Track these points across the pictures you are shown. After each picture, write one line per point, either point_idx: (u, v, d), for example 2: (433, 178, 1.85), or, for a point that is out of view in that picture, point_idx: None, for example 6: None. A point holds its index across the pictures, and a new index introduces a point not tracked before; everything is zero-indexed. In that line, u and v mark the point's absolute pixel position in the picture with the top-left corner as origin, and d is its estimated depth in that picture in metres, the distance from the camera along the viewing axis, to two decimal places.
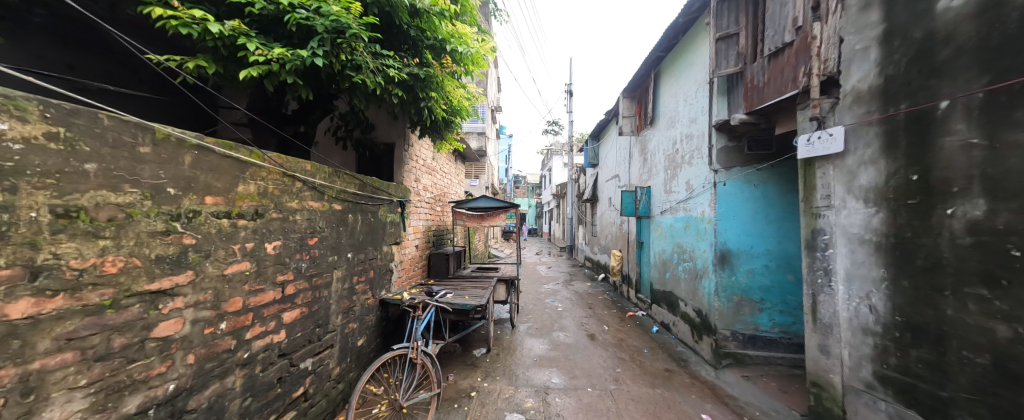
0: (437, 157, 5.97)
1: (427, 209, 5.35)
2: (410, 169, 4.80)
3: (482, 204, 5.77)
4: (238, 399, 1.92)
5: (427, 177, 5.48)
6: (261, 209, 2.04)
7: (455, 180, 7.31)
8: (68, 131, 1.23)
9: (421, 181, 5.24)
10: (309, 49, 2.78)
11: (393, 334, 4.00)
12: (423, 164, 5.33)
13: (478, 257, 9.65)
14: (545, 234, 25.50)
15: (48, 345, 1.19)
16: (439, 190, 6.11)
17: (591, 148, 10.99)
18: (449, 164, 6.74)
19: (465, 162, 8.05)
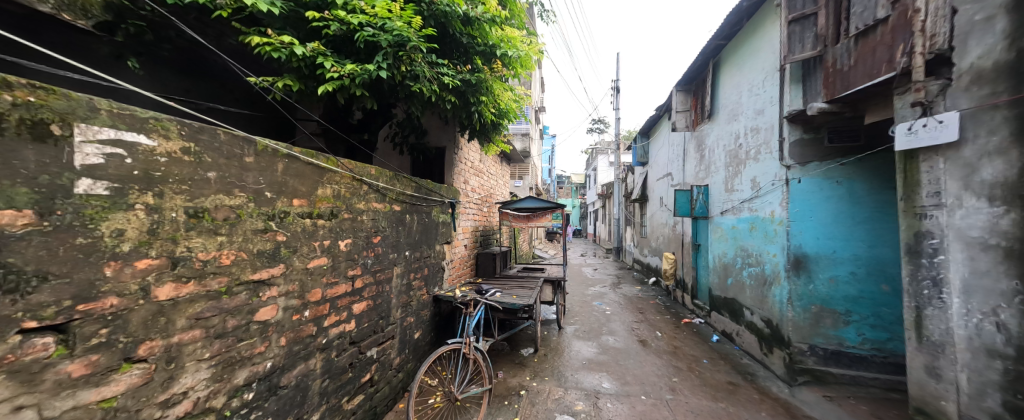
0: (484, 159, 6.13)
1: (475, 209, 5.51)
2: (459, 171, 4.98)
3: (529, 205, 5.80)
4: (318, 380, 2.16)
5: (475, 178, 5.65)
6: (335, 210, 2.27)
7: (501, 182, 7.44)
8: (195, 146, 1.41)
9: (470, 183, 5.41)
10: (375, 63, 3.01)
11: (445, 329, 4.18)
12: (472, 165, 5.50)
13: (522, 258, 9.73)
14: (590, 235, 24.93)
15: (183, 323, 1.39)
16: (487, 191, 6.27)
17: (640, 146, 10.53)
18: (495, 166, 6.88)
19: (509, 164, 8.15)
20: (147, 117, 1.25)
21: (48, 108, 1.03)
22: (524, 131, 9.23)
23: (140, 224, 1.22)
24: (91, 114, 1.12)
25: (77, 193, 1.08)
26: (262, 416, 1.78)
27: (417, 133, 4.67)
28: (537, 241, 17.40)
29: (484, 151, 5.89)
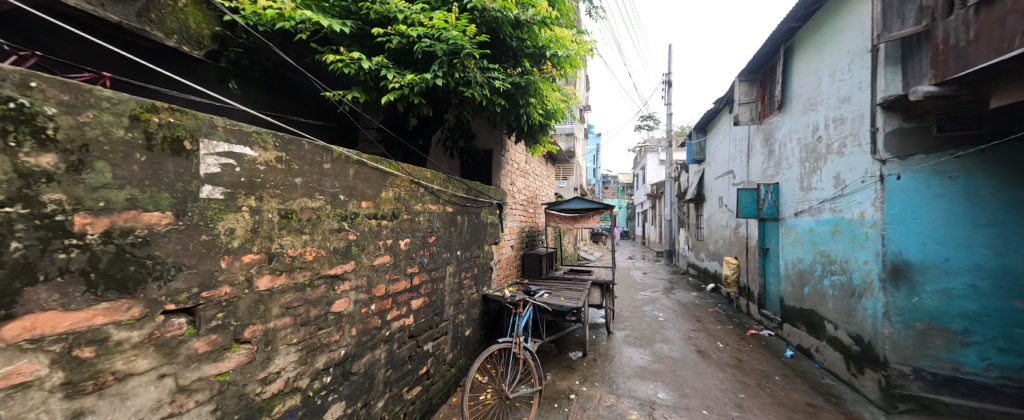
0: (529, 160, 6.15)
1: (521, 210, 5.56)
2: (507, 172, 5.04)
3: (575, 206, 5.70)
4: (382, 369, 2.32)
5: (521, 180, 5.68)
6: (396, 211, 2.43)
7: (546, 182, 7.41)
8: (286, 155, 1.60)
9: (517, 184, 5.46)
10: (431, 72, 3.17)
11: (493, 328, 4.26)
12: (518, 167, 5.55)
13: (567, 260, 9.61)
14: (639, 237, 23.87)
15: (277, 311, 1.58)
16: (532, 192, 6.29)
17: (696, 142, 9.88)
18: (541, 167, 6.88)
19: (554, 164, 8.10)
20: (251, 131, 1.43)
21: (183, 126, 1.20)
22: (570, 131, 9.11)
23: (245, 223, 1.41)
24: (211, 129, 1.29)
25: (201, 198, 1.25)
26: (337, 399, 1.95)
27: (466, 137, 4.82)
28: (582, 243, 17.05)
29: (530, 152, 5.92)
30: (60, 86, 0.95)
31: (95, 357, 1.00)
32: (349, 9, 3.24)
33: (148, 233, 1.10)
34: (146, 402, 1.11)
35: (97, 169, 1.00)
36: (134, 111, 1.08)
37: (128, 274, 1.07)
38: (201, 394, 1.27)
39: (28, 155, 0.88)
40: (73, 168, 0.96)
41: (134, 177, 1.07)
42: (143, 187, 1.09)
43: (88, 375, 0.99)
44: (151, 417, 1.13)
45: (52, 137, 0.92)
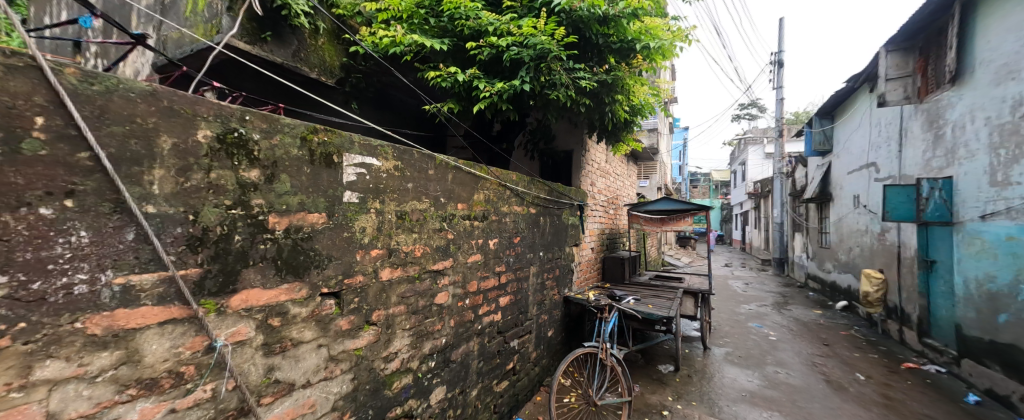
0: (611, 159, 5.88)
1: (603, 212, 5.35)
2: (589, 173, 4.87)
3: (662, 207, 5.15)
4: (475, 360, 2.48)
5: (602, 180, 5.45)
6: (486, 213, 2.57)
7: (628, 182, 7.02)
8: (401, 164, 1.83)
9: (599, 185, 5.26)
10: (520, 78, 3.28)
11: (575, 331, 4.19)
12: (600, 167, 5.34)
13: (652, 265, 8.97)
14: (737, 242, 21.11)
15: (396, 299, 1.81)
16: (614, 192, 6.00)
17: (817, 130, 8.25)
18: (622, 166, 6.55)
19: (637, 163, 7.64)
20: (377, 144, 1.67)
21: (332, 143, 1.46)
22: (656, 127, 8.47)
23: (373, 223, 1.66)
24: (350, 144, 1.54)
25: (344, 202, 1.51)
26: (440, 383, 2.15)
27: (547, 138, 4.80)
28: (669, 247, 15.70)
29: (613, 151, 5.67)
30: (263, 118, 1.23)
31: (281, 326, 1.28)
32: (446, 28, 3.50)
33: (311, 230, 1.37)
34: (310, 366, 1.38)
35: (282, 180, 1.27)
36: (303, 133, 1.35)
37: (299, 262, 1.34)
38: (345, 364, 1.54)
39: (242, 170, 1.16)
40: (268, 179, 1.23)
41: (302, 186, 1.34)
42: (308, 193, 1.37)
43: (277, 339, 1.27)
44: (314, 378, 1.40)
45: (257, 156, 1.20)
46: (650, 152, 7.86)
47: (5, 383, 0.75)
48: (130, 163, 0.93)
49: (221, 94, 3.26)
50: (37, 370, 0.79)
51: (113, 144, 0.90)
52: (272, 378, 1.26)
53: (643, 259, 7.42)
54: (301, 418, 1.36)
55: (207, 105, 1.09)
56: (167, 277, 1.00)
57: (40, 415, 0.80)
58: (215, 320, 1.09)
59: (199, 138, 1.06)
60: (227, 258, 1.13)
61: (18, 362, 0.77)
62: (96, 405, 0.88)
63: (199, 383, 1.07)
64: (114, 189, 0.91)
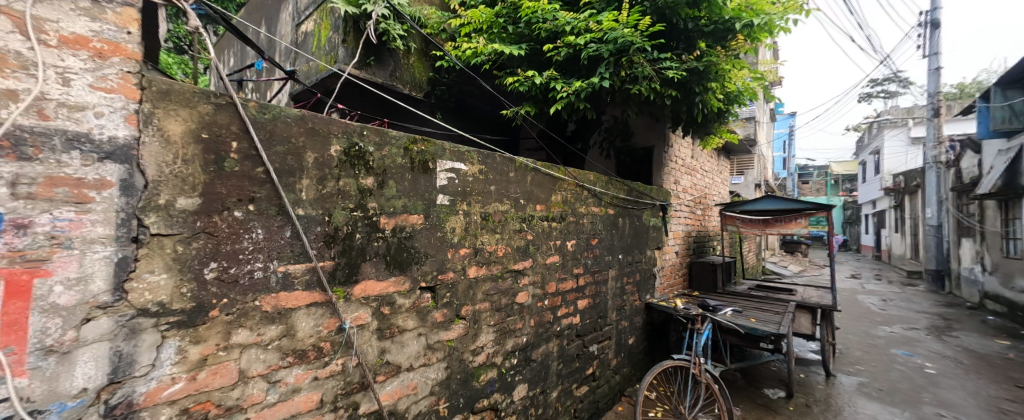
0: (699, 155, 5.33)
1: (689, 212, 4.89)
2: (673, 170, 4.48)
3: (765, 207, 4.50)
4: (555, 362, 2.48)
5: (688, 178, 4.95)
6: (564, 214, 2.55)
7: (719, 180, 6.31)
8: (485, 167, 1.92)
9: (684, 183, 4.81)
10: (599, 75, 3.18)
11: (659, 341, 3.90)
12: (685, 163, 4.88)
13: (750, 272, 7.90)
14: (868, 249, 17.40)
15: (482, 296, 1.91)
16: (702, 191, 5.43)
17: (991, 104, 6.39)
18: (712, 162, 5.88)
19: (729, 157, 6.81)
20: (465, 151, 1.79)
21: (427, 151, 1.60)
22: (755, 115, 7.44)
23: (460, 224, 1.77)
24: (442, 152, 1.67)
25: (437, 204, 1.65)
26: (522, 380, 2.20)
27: (624, 135, 4.54)
28: (773, 253, 13.64)
29: (701, 145, 5.14)
30: (376, 132, 1.41)
31: (390, 314, 1.45)
32: (523, 33, 3.56)
33: (411, 230, 1.53)
34: (412, 352, 1.54)
35: (390, 186, 1.45)
36: (406, 144, 1.51)
37: (403, 258, 1.50)
38: (440, 353, 1.68)
39: (361, 178, 1.35)
40: (379, 185, 1.41)
41: (404, 190, 1.50)
42: (409, 197, 1.53)
43: (387, 326, 1.44)
44: (415, 363, 1.56)
45: (372, 165, 1.39)
46: (748, 144, 6.93)
47: (215, 343, 1.00)
48: (287, 175, 1.15)
49: (342, 114, 3.81)
50: (233, 336, 1.04)
51: (277, 160, 1.13)
52: (384, 359, 1.43)
53: (740, 265, 6.57)
54: (407, 398, 1.53)
55: (337, 125, 1.28)
56: (311, 267, 1.21)
57: (235, 371, 1.04)
58: (344, 305, 1.29)
59: (331, 152, 1.26)
60: (351, 253, 1.32)
61: (222, 329, 1.01)
62: (268, 367, 1.11)
63: (333, 357, 1.28)
64: (278, 196, 1.13)
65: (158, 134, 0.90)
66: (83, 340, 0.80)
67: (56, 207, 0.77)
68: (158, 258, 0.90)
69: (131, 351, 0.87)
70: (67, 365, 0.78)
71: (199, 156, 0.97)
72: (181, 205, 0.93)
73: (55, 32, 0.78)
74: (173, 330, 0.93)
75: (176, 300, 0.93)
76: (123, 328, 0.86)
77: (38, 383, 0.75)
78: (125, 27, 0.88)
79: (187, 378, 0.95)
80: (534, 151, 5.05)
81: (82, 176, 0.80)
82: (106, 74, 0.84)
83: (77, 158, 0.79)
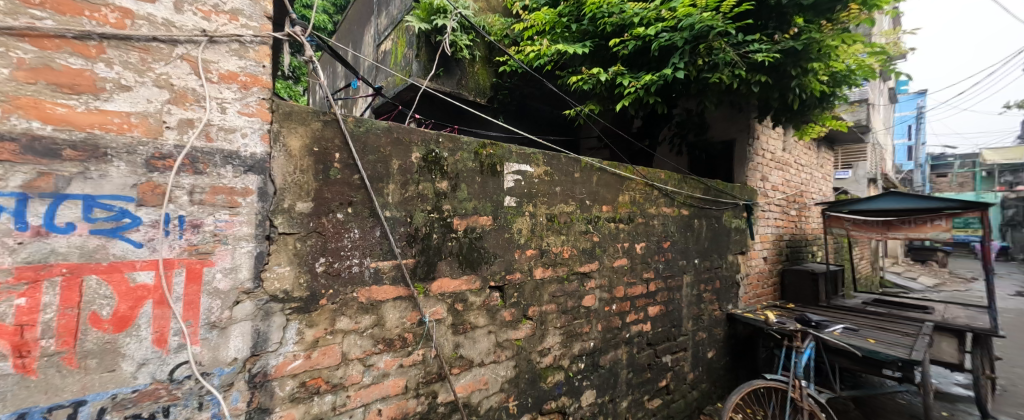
0: (793, 147, 4.68)
1: (780, 213, 4.30)
2: (759, 166, 3.99)
3: (883, 206, 3.73)
4: (625, 371, 2.37)
5: (779, 174, 4.36)
6: (632, 215, 2.43)
7: (819, 175, 5.47)
8: (551, 169, 1.92)
9: (774, 180, 4.25)
10: (672, 66, 2.97)
11: (744, 357, 3.51)
12: (775, 157, 4.32)
13: (863, 284, 6.69)
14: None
15: (548, 298, 1.91)
16: (797, 188, 4.74)
17: None
18: (809, 155, 5.12)
19: (832, 149, 5.87)
20: (531, 153, 1.81)
21: (496, 155, 1.65)
22: (866, 98, 6.31)
23: (526, 225, 1.80)
24: (509, 154, 1.71)
25: (505, 206, 1.69)
26: (589, 386, 2.15)
27: (699, 129, 4.16)
28: (893, 262, 11.40)
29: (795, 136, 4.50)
30: (450, 139, 1.50)
31: (463, 310, 1.53)
32: (588, 30, 3.48)
33: (481, 231, 1.59)
34: (483, 348, 1.61)
35: (462, 188, 1.53)
36: (476, 149, 1.58)
37: (474, 258, 1.57)
38: (508, 351, 1.72)
39: (437, 182, 1.45)
40: (453, 188, 1.50)
41: (474, 193, 1.57)
42: (479, 200, 1.59)
43: (461, 321, 1.52)
44: (486, 359, 1.62)
45: (447, 170, 1.48)
46: (857, 132, 5.90)
47: (324, 327, 1.15)
48: (377, 181, 1.28)
49: (416, 123, 4.11)
50: (337, 322, 1.18)
51: (370, 167, 1.26)
52: (458, 353, 1.52)
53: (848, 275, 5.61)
54: (479, 392, 1.60)
55: (417, 133, 1.39)
56: (397, 264, 1.33)
57: (339, 353, 1.19)
58: (424, 299, 1.40)
59: (412, 158, 1.37)
60: (429, 252, 1.42)
61: (329, 315, 1.16)
62: (364, 352, 1.24)
63: (416, 348, 1.38)
64: (370, 200, 1.26)
65: (283, 149, 1.08)
66: (235, 319, 0.99)
67: (217, 210, 0.96)
68: (283, 253, 1.07)
69: (266, 330, 1.04)
70: (224, 338, 0.97)
71: (311, 166, 1.13)
72: (298, 209, 1.10)
73: (216, 70, 0.97)
74: (295, 314, 1.09)
75: (297, 289, 1.09)
76: (260, 310, 1.03)
77: (206, 351, 0.95)
78: (261, 61, 1.06)
79: (304, 356, 1.11)
80: (595, 150, 4.89)
81: (233, 186, 0.98)
82: (248, 101, 1.02)
83: (230, 171, 0.98)
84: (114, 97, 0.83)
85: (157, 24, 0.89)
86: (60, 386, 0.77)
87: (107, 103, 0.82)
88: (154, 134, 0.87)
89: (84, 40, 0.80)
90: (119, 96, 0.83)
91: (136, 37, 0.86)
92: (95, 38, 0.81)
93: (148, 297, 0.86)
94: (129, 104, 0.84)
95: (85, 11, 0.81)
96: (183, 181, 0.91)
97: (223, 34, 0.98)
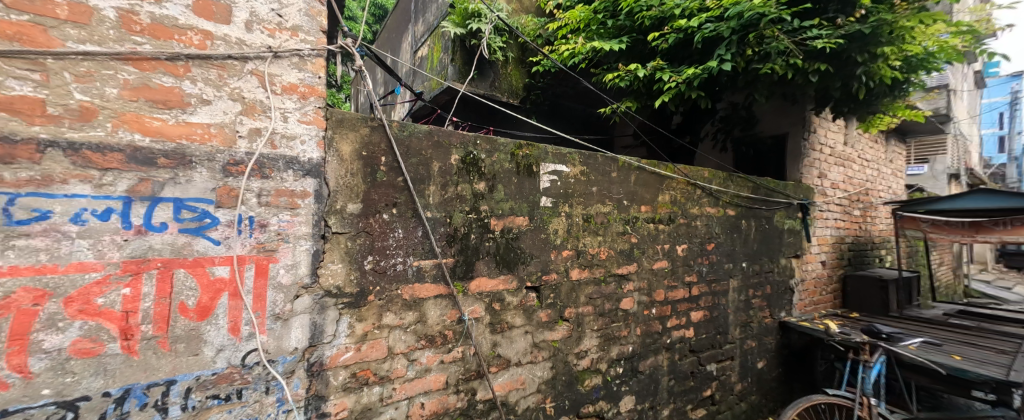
0: (856, 140, 4.26)
1: (841, 213, 3.93)
2: (816, 162, 3.66)
3: (971, 205, 3.25)
4: (666, 377, 2.28)
5: (840, 170, 3.99)
6: (673, 215, 2.33)
7: (888, 170, 4.93)
8: (587, 168, 1.89)
9: (834, 177, 3.89)
10: (717, 58, 2.81)
11: (800, 369, 3.24)
12: (836, 153, 3.95)
13: (943, 293, 5.94)
14: None
15: (585, 299, 1.88)
16: (861, 186, 4.31)
17: None
18: (876, 149, 4.63)
19: (903, 142, 5.28)
20: (567, 152, 1.79)
21: (532, 156, 1.65)
22: (946, 84, 5.60)
23: (562, 226, 1.78)
24: (545, 155, 1.71)
25: (541, 206, 1.69)
26: (628, 392, 2.09)
27: (746, 123, 3.90)
28: (981, 270, 10.02)
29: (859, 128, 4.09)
30: (487, 141, 1.52)
31: (501, 309, 1.55)
32: (624, 25, 3.38)
33: (517, 231, 1.60)
34: (520, 348, 1.61)
35: (499, 189, 1.54)
36: (512, 150, 1.60)
37: (511, 258, 1.58)
38: (545, 352, 1.71)
39: (475, 183, 1.48)
40: (490, 189, 1.52)
41: (511, 193, 1.58)
42: (516, 200, 1.60)
43: (499, 321, 1.54)
44: (523, 359, 1.63)
45: (484, 171, 1.50)
46: (935, 122, 5.25)
47: (372, 322, 1.21)
48: (420, 183, 1.33)
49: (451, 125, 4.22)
50: (384, 317, 1.24)
51: (413, 169, 1.32)
52: (496, 352, 1.54)
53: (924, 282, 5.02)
54: (516, 391, 1.61)
55: (456, 136, 1.42)
56: (437, 263, 1.37)
57: (385, 347, 1.25)
58: (463, 298, 1.43)
59: (451, 160, 1.41)
60: (467, 252, 1.45)
61: (376, 310, 1.22)
62: (408, 347, 1.30)
63: (455, 345, 1.42)
64: (412, 201, 1.31)
65: (336, 154, 1.15)
66: (296, 311, 1.07)
67: (280, 212, 1.04)
68: (336, 251, 1.14)
69: (322, 322, 1.11)
70: (287, 329, 1.05)
71: (360, 170, 1.20)
72: (349, 210, 1.17)
73: (279, 82, 1.06)
74: (346, 309, 1.16)
75: (348, 285, 1.16)
76: (316, 304, 1.11)
77: (272, 340, 1.03)
78: (317, 73, 1.14)
79: (355, 348, 1.18)
80: (631, 148, 4.74)
81: (294, 188, 1.07)
82: (306, 110, 1.10)
83: (291, 175, 1.06)
84: (197, 111, 0.93)
85: (231, 43, 0.98)
86: (156, 366, 0.87)
87: (192, 116, 0.92)
88: (228, 143, 0.96)
89: (174, 60, 0.90)
90: (201, 110, 0.93)
91: (214, 56, 0.96)
92: (182, 59, 0.91)
93: (224, 290, 0.96)
94: (209, 117, 0.94)
95: (175, 35, 0.91)
96: (252, 185, 1.00)
97: (285, 49, 1.07)
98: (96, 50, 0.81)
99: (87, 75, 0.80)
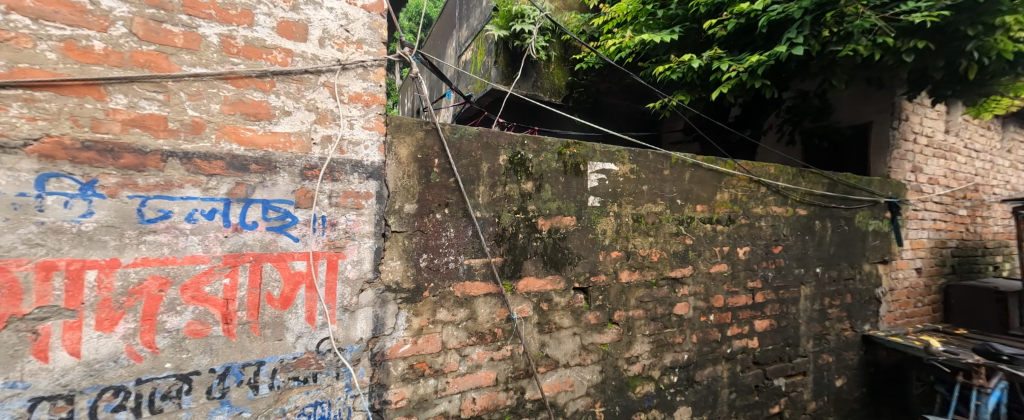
0: (963, 128, 3.64)
1: (942, 212, 3.38)
2: (911, 153, 3.18)
3: None
4: (726, 389, 2.12)
5: (941, 163, 3.43)
6: (733, 215, 2.16)
7: (1007, 162, 4.15)
8: (637, 166, 1.81)
9: (934, 170, 3.36)
10: (786, 42, 2.55)
11: (890, 391, 2.84)
12: (937, 142, 3.40)
13: None
14: None
15: (636, 302, 1.81)
16: (969, 181, 3.67)
17: None
18: (989, 137, 3.92)
19: None
20: (615, 150, 1.74)
21: (580, 154, 1.62)
22: None
23: (611, 226, 1.73)
24: (593, 153, 1.67)
25: (589, 206, 1.66)
26: (683, 402, 1.98)
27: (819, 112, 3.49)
28: None
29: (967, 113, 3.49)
30: (534, 141, 1.52)
31: (549, 310, 1.54)
32: (677, 14, 3.20)
33: (565, 231, 1.58)
34: (568, 349, 1.59)
35: (546, 189, 1.54)
36: (559, 149, 1.58)
37: (559, 258, 1.57)
38: (594, 355, 1.68)
39: (523, 183, 1.48)
40: (538, 189, 1.52)
41: (558, 193, 1.57)
42: (563, 200, 1.59)
43: (547, 321, 1.54)
44: (572, 360, 1.61)
45: (532, 171, 1.51)
46: None
47: (427, 317, 1.27)
48: (470, 183, 1.37)
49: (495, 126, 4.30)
50: (438, 313, 1.30)
51: (463, 171, 1.36)
52: (544, 352, 1.53)
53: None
54: (565, 393, 1.59)
55: (504, 137, 1.44)
56: (487, 262, 1.40)
57: (439, 341, 1.30)
58: (512, 297, 1.45)
59: (499, 161, 1.43)
60: (515, 251, 1.47)
61: (431, 306, 1.28)
62: (460, 342, 1.34)
63: (504, 343, 1.44)
64: (463, 202, 1.35)
65: (394, 157, 1.22)
66: (361, 304, 1.15)
67: (347, 211, 1.13)
68: (395, 249, 1.21)
69: (383, 315, 1.19)
70: (353, 320, 1.14)
71: (415, 172, 1.26)
72: (405, 210, 1.23)
73: (347, 92, 1.15)
74: (404, 303, 1.23)
75: (405, 281, 1.23)
76: (378, 298, 1.18)
77: (341, 329, 1.12)
78: (378, 82, 1.22)
79: (412, 341, 1.24)
80: (682, 144, 4.47)
81: (359, 190, 1.15)
82: (369, 117, 1.18)
83: (356, 178, 1.14)
84: (280, 121, 1.04)
85: (308, 59, 1.09)
86: (249, 348, 0.99)
87: (276, 126, 1.03)
88: (306, 150, 1.07)
89: (263, 77, 1.02)
90: (284, 120, 1.04)
91: (294, 71, 1.06)
92: (269, 75, 1.03)
93: (302, 282, 1.06)
94: (290, 126, 1.05)
95: (263, 54, 1.02)
96: (325, 187, 1.09)
97: (351, 61, 1.16)
98: (204, 72, 0.93)
99: (197, 93, 0.93)
